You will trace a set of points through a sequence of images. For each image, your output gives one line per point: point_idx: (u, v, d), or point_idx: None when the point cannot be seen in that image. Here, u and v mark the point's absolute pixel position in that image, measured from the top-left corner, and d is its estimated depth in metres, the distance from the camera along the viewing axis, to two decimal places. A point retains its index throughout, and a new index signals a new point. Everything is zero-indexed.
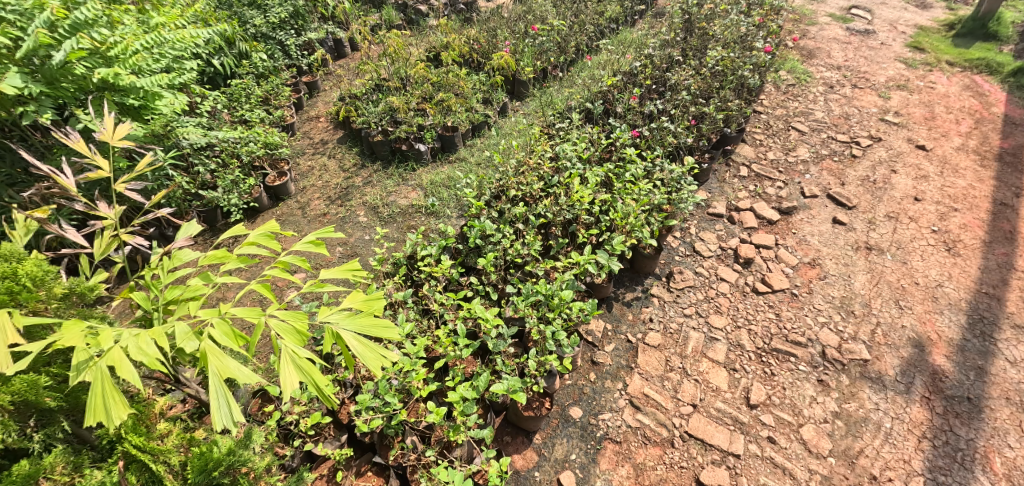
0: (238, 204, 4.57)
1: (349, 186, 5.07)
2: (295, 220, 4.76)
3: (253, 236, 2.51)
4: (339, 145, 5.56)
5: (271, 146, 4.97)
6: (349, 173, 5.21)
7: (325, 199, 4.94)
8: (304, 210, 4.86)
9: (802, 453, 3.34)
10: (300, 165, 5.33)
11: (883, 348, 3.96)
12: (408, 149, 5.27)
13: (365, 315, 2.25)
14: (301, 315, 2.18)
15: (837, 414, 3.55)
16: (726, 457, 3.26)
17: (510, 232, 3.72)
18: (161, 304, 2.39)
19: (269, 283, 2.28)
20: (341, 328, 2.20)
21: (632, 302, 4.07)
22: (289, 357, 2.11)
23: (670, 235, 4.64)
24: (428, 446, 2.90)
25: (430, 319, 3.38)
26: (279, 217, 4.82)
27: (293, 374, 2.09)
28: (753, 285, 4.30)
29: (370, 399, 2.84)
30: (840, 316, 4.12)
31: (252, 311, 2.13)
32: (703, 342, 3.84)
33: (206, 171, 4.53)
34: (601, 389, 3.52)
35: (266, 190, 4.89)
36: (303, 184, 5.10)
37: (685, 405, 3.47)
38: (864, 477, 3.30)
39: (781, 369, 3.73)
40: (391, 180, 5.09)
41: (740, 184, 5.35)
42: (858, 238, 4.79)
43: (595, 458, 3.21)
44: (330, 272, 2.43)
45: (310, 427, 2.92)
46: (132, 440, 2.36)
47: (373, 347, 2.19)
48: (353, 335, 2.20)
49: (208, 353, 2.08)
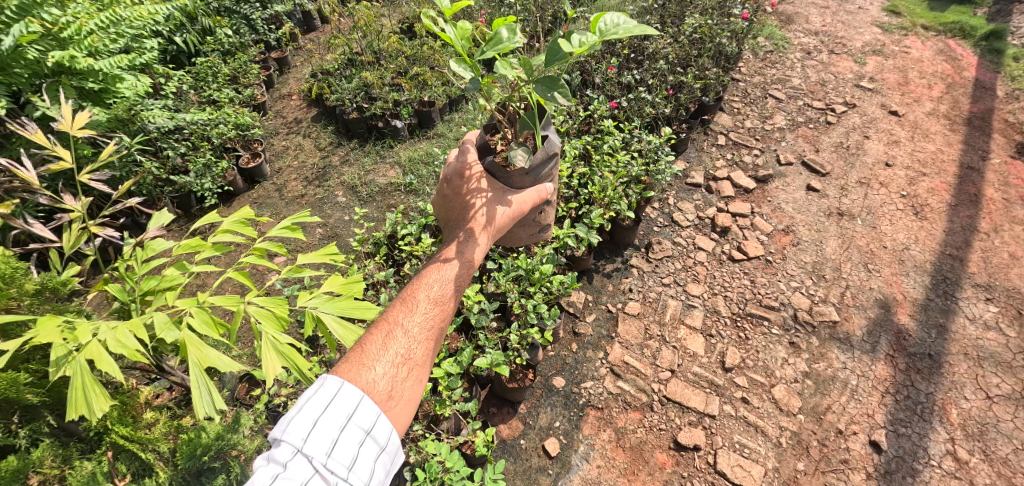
0: (211, 188, 4.56)
1: (326, 166, 5.05)
2: (272, 203, 4.75)
3: (227, 224, 2.51)
4: (314, 123, 5.50)
5: (242, 127, 4.91)
6: (326, 152, 5.18)
7: (302, 180, 4.92)
8: (281, 192, 4.85)
9: (773, 411, 3.51)
10: (273, 145, 5.27)
11: (850, 309, 4.15)
12: (385, 126, 5.20)
13: (345, 297, 2.32)
14: (280, 301, 2.23)
15: (806, 374, 3.73)
16: (703, 418, 3.42)
17: None
18: (138, 294, 2.38)
19: (245, 271, 2.30)
20: (322, 312, 2.26)
21: (612, 273, 4.18)
22: (270, 344, 2.17)
23: (649, 206, 4.70)
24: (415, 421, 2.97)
25: None
26: (254, 201, 4.78)
27: (275, 360, 2.16)
28: (729, 253, 4.42)
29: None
30: (812, 281, 4.28)
31: (230, 299, 2.18)
32: (681, 310, 3.98)
33: (177, 155, 4.47)
34: (582, 359, 3.64)
35: (240, 172, 4.83)
36: (279, 166, 5.06)
37: (663, 371, 3.61)
38: (831, 432, 3.50)
39: (755, 333, 3.89)
40: (369, 158, 5.07)
41: (717, 153, 5.44)
42: (830, 204, 4.93)
43: (579, 425, 3.35)
44: (308, 256, 2.46)
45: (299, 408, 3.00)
46: (119, 431, 2.44)
47: (354, 330, 2.27)
48: (334, 318, 2.27)
49: (188, 344, 2.13)
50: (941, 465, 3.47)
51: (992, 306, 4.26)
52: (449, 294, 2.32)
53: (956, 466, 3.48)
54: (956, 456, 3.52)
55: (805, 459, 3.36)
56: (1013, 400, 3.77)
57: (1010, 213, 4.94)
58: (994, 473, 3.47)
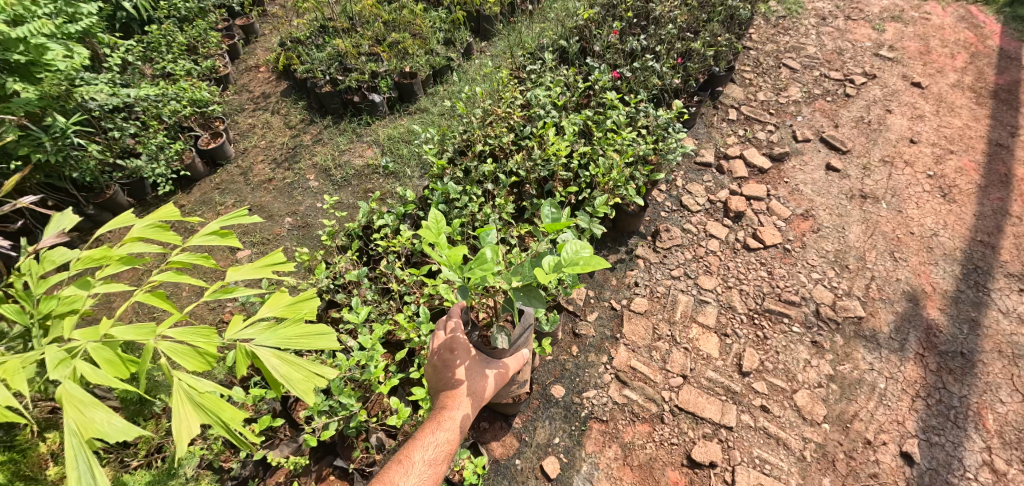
0: (165, 173, 4.25)
1: (296, 145, 4.70)
2: (235, 188, 4.43)
3: (138, 231, 2.11)
4: (283, 98, 5.15)
5: (199, 103, 4.56)
6: (296, 130, 4.83)
7: (269, 162, 4.60)
8: (246, 176, 4.52)
9: (796, 421, 3.16)
10: (238, 123, 4.95)
11: (877, 303, 3.78)
12: (361, 101, 4.77)
13: (291, 323, 1.88)
14: (205, 332, 1.79)
15: (831, 377, 3.37)
16: (719, 430, 3.06)
17: (477, 196, 3.42)
18: (37, 318, 2.02)
19: (158, 293, 1.92)
20: (259, 345, 1.81)
21: (615, 265, 3.77)
22: (184, 392, 1.77)
23: (655, 189, 4.26)
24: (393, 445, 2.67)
25: (391, 300, 3.02)
26: (217, 188, 4.45)
27: (190, 414, 1.75)
28: (744, 241, 4.00)
29: (322, 403, 2.49)
30: (835, 272, 3.89)
31: (140, 331, 1.80)
32: (692, 306, 3.58)
33: (126, 136, 4.13)
34: (584, 364, 3.26)
35: (200, 153, 4.52)
36: (243, 146, 4.74)
37: (674, 376, 3.24)
38: (858, 443, 3.17)
39: (774, 332, 3.51)
40: (343, 137, 4.66)
41: (728, 129, 4.95)
42: (852, 186, 4.52)
43: (581, 441, 2.99)
44: (243, 271, 2.07)
45: (259, 433, 2.60)
46: None
47: (300, 366, 1.81)
48: (274, 353, 1.81)
49: (65, 401, 1.73)
50: (977, 478, 3.15)
51: None
52: (446, 455, 2.37)
53: (993, 479, 3.15)
54: (993, 468, 3.19)
55: (830, 474, 3.03)
56: None
57: None
58: None
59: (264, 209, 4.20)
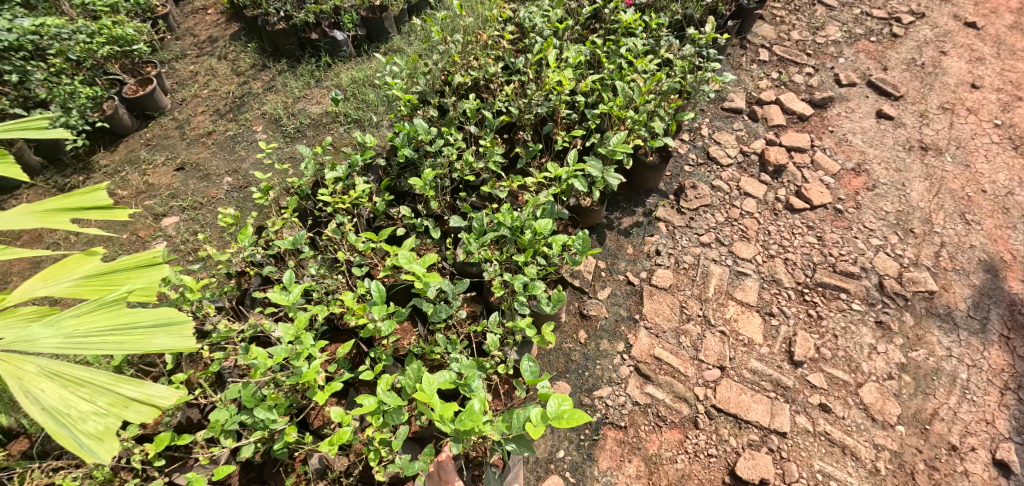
0: (81, 124, 3.54)
1: (243, 93, 4.04)
2: (169, 143, 3.75)
3: None
4: (232, 43, 4.51)
5: (122, 41, 3.86)
6: (245, 77, 4.17)
7: (211, 113, 3.93)
8: (182, 129, 3.84)
9: (863, 423, 2.49)
10: (179, 70, 4.28)
11: (949, 275, 3.09)
12: (320, 38, 4.10)
13: (102, 309, 1.53)
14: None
15: (903, 367, 2.70)
16: (768, 437, 2.39)
17: (455, 138, 2.63)
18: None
19: None
20: (38, 347, 1.43)
21: (631, 229, 3.04)
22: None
23: (677, 139, 3.50)
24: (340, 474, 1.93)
25: (340, 275, 2.30)
26: (145, 144, 3.76)
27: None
28: (786, 201, 3.27)
29: (228, 419, 1.74)
30: (897, 237, 3.19)
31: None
32: (729, 280, 2.87)
33: (30, 81, 3.46)
34: (594, 355, 2.56)
35: (126, 105, 3.85)
36: (183, 96, 4.07)
37: (709, 369, 2.55)
38: (942, 450, 2.50)
39: (830, 310, 2.82)
40: (299, 82, 3.99)
41: (760, 71, 4.17)
42: (909, 136, 3.79)
43: (592, 454, 2.31)
44: (25, 223, 1.74)
45: (157, 456, 1.92)
46: None
47: (90, 397, 1.44)
48: (51, 371, 1.45)
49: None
50: None
51: None
52: None
53: None
54: None
55: None
56: None
57: None
58: None
59: (199, 167, 3.55)
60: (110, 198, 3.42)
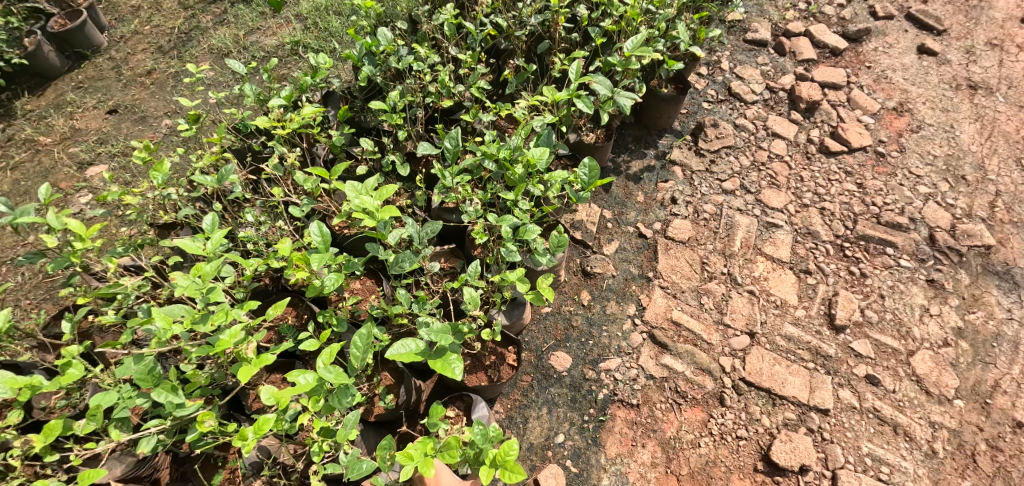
0: None
1: (192, 27, 3.52)
2: (104, 86, 3.24)
3: None
4: None
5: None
6: (193, 10, 3.64)
7: (153, 50, 3.41)
8: (120, 70, 3.32)
9: (917, 397, 2.11)
10: (118, 3, 3.73)
11: (1007, 228, 2.68)
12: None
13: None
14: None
15: (960, 332, 2.31)
16: (806, 415, 2.01)
17: (428, 54, 2.14)
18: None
19: None
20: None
21: (641, 174, 2.58)
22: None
23: (693, 72, 3.02)
24: (279, 469, 1.54)
25: (282, 221, 1.86)
26: (77, 86, 3.26)
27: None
28: (820, 143, 2.81)
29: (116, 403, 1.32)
30: (948, 185, 2.76)
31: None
32: (757, 232, 2.43)
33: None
34: (600, 319, 2.14)
35: (50, 39, 3.31)
36: (121, 33, 3.52)
37: (736, 335, 2.14)
38: (1007, 428, 2.13)
39: (874, 267, 2.40)
40: (254, 13, 3.48)
41: (785, 1, 3.65)
42: (956, 73, 3.33)
43: (598, 438, 1.92)
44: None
45: (45, 449, 1.51)
46: None
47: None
48: None
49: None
50: None
51: None
52: None
53: None
54: None
55: (973, 476, 2.00)
56: None
57: None
58: None
59: (135, 109, 3.08)
60: (31, 145, 2.94)
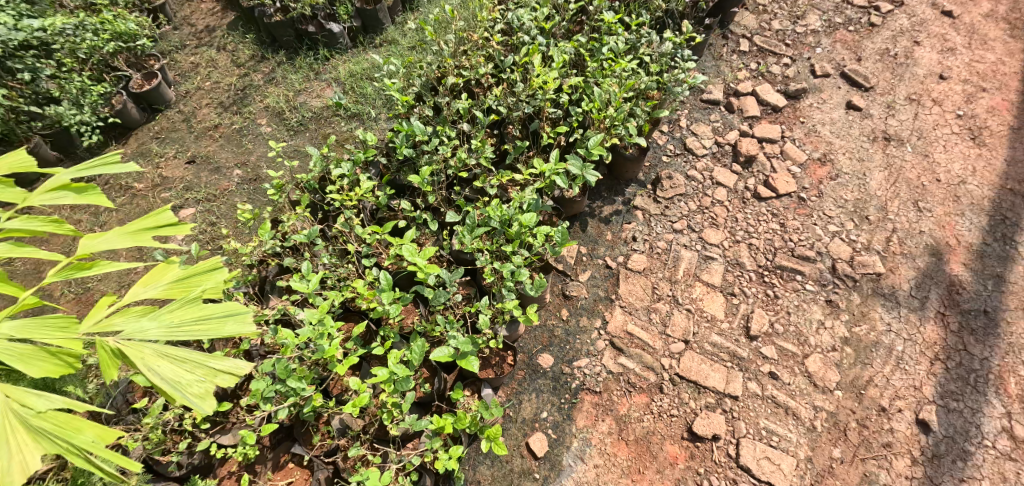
0: (91, 120, 3.96)
1: (245, 85, 4.36)
2: (178, 137, 4.10)
3: None
4: (229, 33, 4.85)
5: (125, 37, 4.26)
6: (246, 69, 4.50)
7: (215, 106, 4.27)
8: (189, 123, 4.20)
9: (806, 388, 2.90)
10: (180, 62, 4.62)
11: (897, 258, 3.44)
12: (318, 31, 4.36)
13: (186, 303, 1.69)
14: (99, 345, 1.56)
15: (846, 340, 3.08)
16: (722, 400, 2.80)
17: (449, 137, 2.94)
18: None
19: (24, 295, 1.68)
20: (149, 336, 1.61)
21: (610, 217, 3.37)
22: (92, 427, 1.56)
23: (657, 130, 3.80)
24: (357, 432, 2.35)
25: (349, 263, 2.66)
26: (155, 137, 4.15)
27: (93, 445, 1.55)
28: (754, 190, 3.60)
29: (265, 387, 2.18)
30: (853, 223, 3.52)
31: (57, 326, 1.64)
32: (697, 263, 3.23)
33: (42, 78, 3.83)
34: (575, 330, 2.93)
35: (134, 98, 4.22)
36: (185, 89, 4.44)
37: (675, 342, 2.93)
38: (873, 411, 2.91)
39: (786, 290, 3.19)
40: (300, 75, 4.28)
41: (739, 62, 4.41)
42: (875, 127, 4.09)
43: (571, 415, 2.71)
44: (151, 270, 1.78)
45: (203, 420, 2.31)
46: None
47: (203, 361, 1.61)
48: (162, 352, 1.60)
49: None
50: (995, 446, 2.90)
51: None
52: None
53: (1013, 446, 2.91)
54: (1013, 435, 2.93)
55: (842, 444, 2.78)
56: None
57: None
58: None
59: (210, 161, 3.84)
60: (128, 190, 3.72)
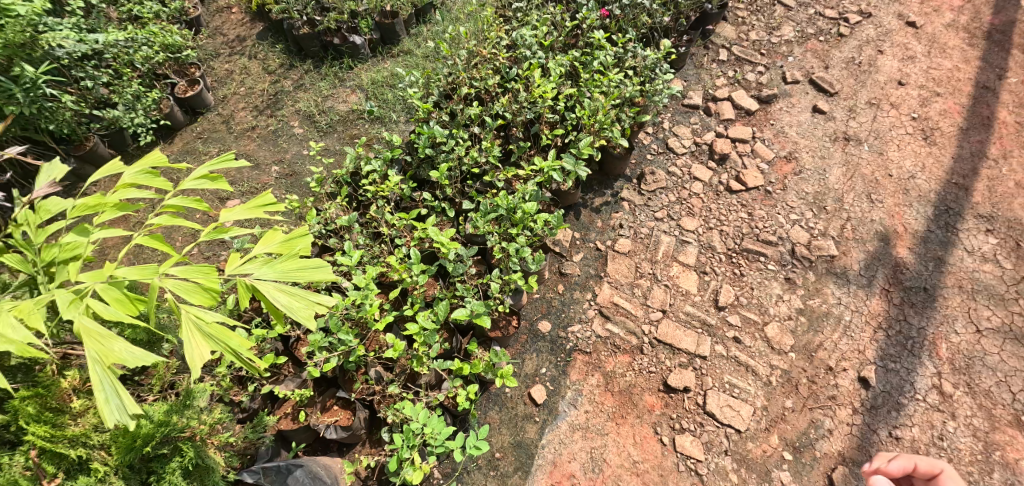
0: (144, 123, 4.33)
1: (278, 91, 4.80)
2: (219, 137, 4.55)
3: (129, 176, 1.89)
4: (259, 43, 5.20)
5: (172, 48, 4.60)
6: (276, 76, 4.91)
7: (251, 109, 4.70)
8: (228, 125, 4.63)
9: (765, 350, 3.44)
10: (216, 69, 5.00)
11: (850, 243, 3.95)
12: (342, 43, 4.85)
13: (288, 258, 1.83)
14: (206, 269, 1.70)
15: (801, 310, 3.61)
16: (693, 359, 3.36)
17: (463, 139, 3.47)
18: (41, 266, 1.90)
19: (158, 234, 1.78)
20: (260, 278, 1.77)
21: (601, 207, 3.92)
22: (193, 323, 1.62)
23: (642, 132, 4.35)
24: (391, 378, 2.91)
25: (381, 244, 3.21)
26: (198, 137, 4.57)
27: (201, 344, 1.61)
28: (727, 184, 4.14)
29: (322, 339, 2.73)
30: (812, 213, 4.05)
31: (144, 270, 1.69)
32: (674, 246, 3.79)
33: (99, 85, 4.15)
34: (570, 300, 3.50)
35: (179, 102, 4.62)
36: (223, 93, 4.82)
37: (654, 311, 3.50)
38: (822, 369, 3.43)
39: (751, 269, 3.75)
40: (326, 82, 4.79)
41: (718, 70, 4.91)
42: (837, 128, 4.58)
43: (565, 370, 3.29)
44: (236, 212, 1.95)
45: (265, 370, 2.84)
46: (35, 431, 1.81)
47: (303, 296, 1.78)
48: (276, 284, 1.78)
49: (84, 334, 1.57)
50: (926, 399, 3.41)
51: (992, 237, 4.06)
52: None
53: (941, 400, 3.42)
54: (941, 390, 3.44)
55: (794, 396, 3.31)
56: (1002, 333, 3.66)
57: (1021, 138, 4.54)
58: (975, 405, 3.41)
59: (250, 159, 4.34)
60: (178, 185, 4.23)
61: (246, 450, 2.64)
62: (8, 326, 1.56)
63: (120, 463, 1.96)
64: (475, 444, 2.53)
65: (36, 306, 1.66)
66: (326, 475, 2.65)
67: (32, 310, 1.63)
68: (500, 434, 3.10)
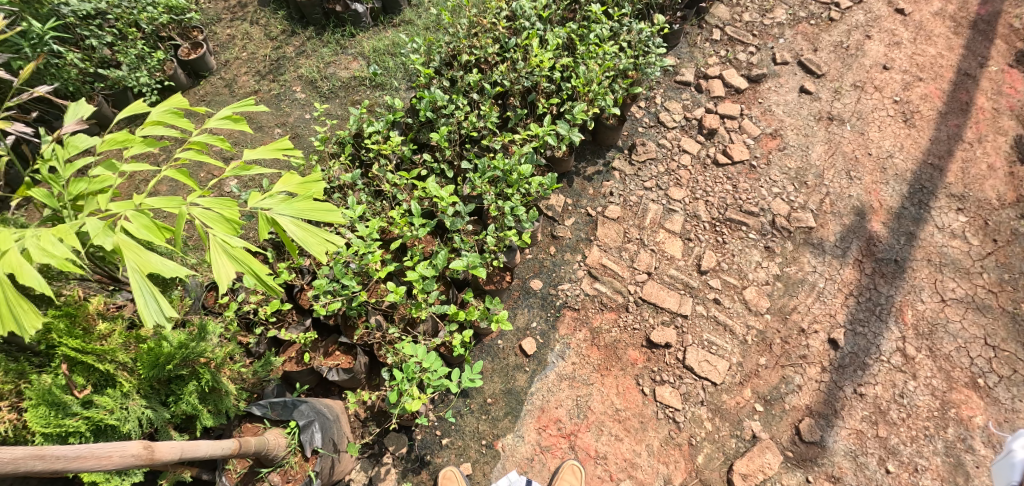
0: (149, 83, 4.39)
1: (279, 57, 4.88)
2: (222, 100, 4.66)
3: (156, 115, 2.16)
4: (260, 9, 5.23)
5: (176, 10, 4.60)
6: (279, 42, 4.98)
7: (254, 74, 4.79)
8: (231, 88, 4.73)
9: (742, 311, 3.68)
10: (217, 33, 5.04)
11: (828, 216, 4.08)
12: (344, 10, 4.98)
13: (303, 199, 1.99)
14: (229, 203, 1.87)
15: (778, 276, 3.83)
16: (675, 318, 3.62)
17: (463, 104, 3.61)
18: (68, 200, 2.04)
19: (185, 169, 1.98)
20: (277, 213, 1.93)
21: (593, 176, 4.14)
22: (220, 247, 1.83)
23: (634, 106, 4.52)
24: (392, 324, 3.14)
25: (384, 201, 3.44)
26: (201, 99, 4.67)
27: (227, 264, 1.82)
28: (714, 157, 4.33)
29: (327, 284, 2.87)
30: (794, 187, 4.21)
31: (170, 202, 1.85)
32: (661, 214, 4.02)
33: (102, 44, 4.19)
34: (560, 262, 3.77)
35: (182, 65, 4.64)
36: (225, 58, 4.89)
37: (640, 273, 3.76)
38: (795, 330, 3.64)
39: (732, 237, 3.96)
40: (329, 49, 4.89)
41: (711, 49, 4.99)
42: (822, 108, 4.62)
43: (555, 325, 3.55)
44: (256, 152, 2.14)
45: (271, 314, 3.00)
46: (69, 344, 2.00)
47: (316, 233, 1.96)
48: (293, 219, 1.95)
49: (124, 248, 1.78)
50: (890, 360, 3.56)
51: (962, 216, 4.12)
52: None
53: (904, 361, 3.56)
54: (905, 353, 3.59)
55: (767, 354, 3.54)
56: (965, 302, 3.77)
57: (997, 124, 4.54)
58: (937, 368, 3.55)
59: (255, 122, 4.49)
60: None
61: (255, 387, 2.85)
62: (50, 245, 1.76)
63: (142, 379, 2.18)
64: (468, 378, 2.78)
65: (74, 228, 1.85)
66: (327, 411, 2.83)
67: (69, 231, 1.82)
68: (492, 381, 3.35)
